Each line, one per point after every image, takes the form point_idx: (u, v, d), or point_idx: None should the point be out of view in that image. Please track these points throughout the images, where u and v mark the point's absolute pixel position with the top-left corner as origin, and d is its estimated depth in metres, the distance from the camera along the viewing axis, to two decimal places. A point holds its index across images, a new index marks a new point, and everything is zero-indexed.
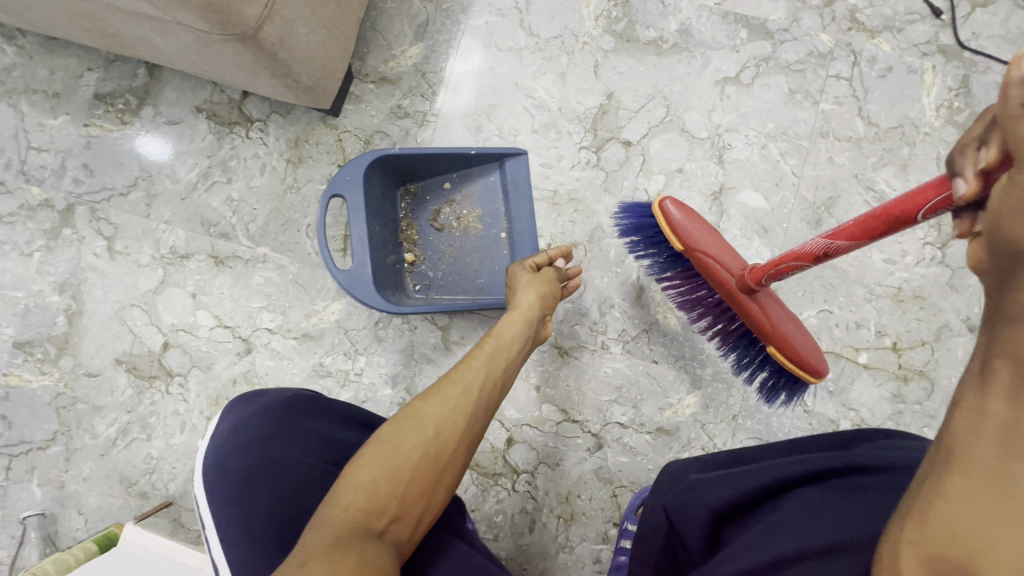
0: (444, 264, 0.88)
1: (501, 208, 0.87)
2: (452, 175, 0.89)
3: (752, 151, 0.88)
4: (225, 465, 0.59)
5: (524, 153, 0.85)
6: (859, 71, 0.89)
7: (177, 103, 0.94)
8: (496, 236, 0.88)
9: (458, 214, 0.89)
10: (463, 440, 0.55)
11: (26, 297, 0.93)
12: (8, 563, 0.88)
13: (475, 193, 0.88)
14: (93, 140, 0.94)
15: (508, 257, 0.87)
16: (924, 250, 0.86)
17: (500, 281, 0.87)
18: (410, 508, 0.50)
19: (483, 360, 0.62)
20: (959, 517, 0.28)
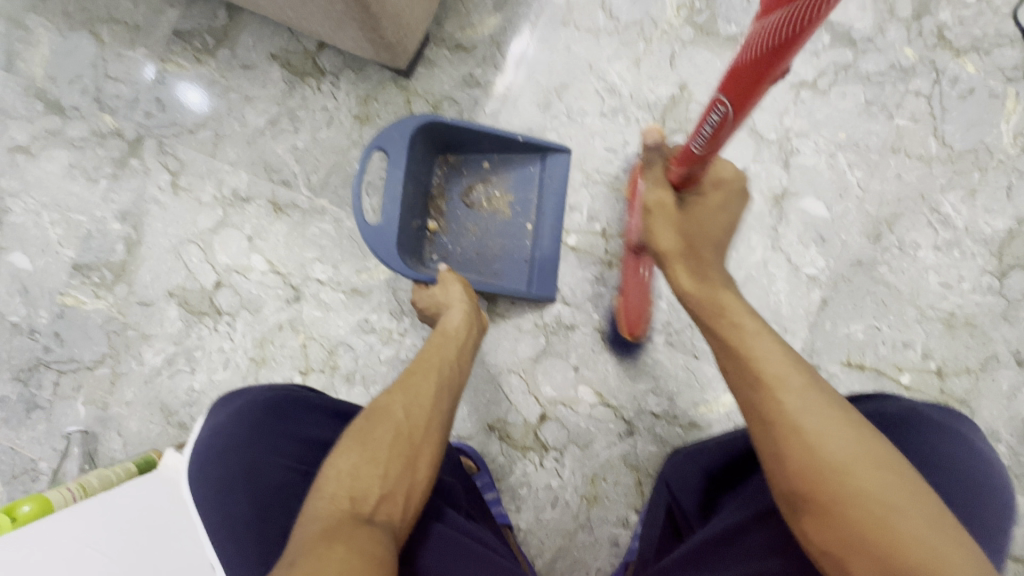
0: (466, 241, 0.88)
1: (534, 199, 0.88)
2: (493, 156, 0.89)
3: (819, 159, 0.88)
4: (205, 476, 0.56)
5: (568, 152, 0.87)
6: (940, 90, 0.87)
7: (253, 49, 0.95)
8: (522, 225, 0.88)
9: (491, 195, 0.89)
10: (433, 418, 0.57)
11: (88, 221, 0.95)
12: (49, 474, 0.92)
13: (512, 178, 0.89)
14: (167, 76, 0.96)
15: (529, 247, 0.88)
16: (982, 277, 0.85)
17: (516, 267, 0.88)
18: (396, 487, 0.50)
19: (432, 351, 0.66)
20: (770, 445, 0.45)
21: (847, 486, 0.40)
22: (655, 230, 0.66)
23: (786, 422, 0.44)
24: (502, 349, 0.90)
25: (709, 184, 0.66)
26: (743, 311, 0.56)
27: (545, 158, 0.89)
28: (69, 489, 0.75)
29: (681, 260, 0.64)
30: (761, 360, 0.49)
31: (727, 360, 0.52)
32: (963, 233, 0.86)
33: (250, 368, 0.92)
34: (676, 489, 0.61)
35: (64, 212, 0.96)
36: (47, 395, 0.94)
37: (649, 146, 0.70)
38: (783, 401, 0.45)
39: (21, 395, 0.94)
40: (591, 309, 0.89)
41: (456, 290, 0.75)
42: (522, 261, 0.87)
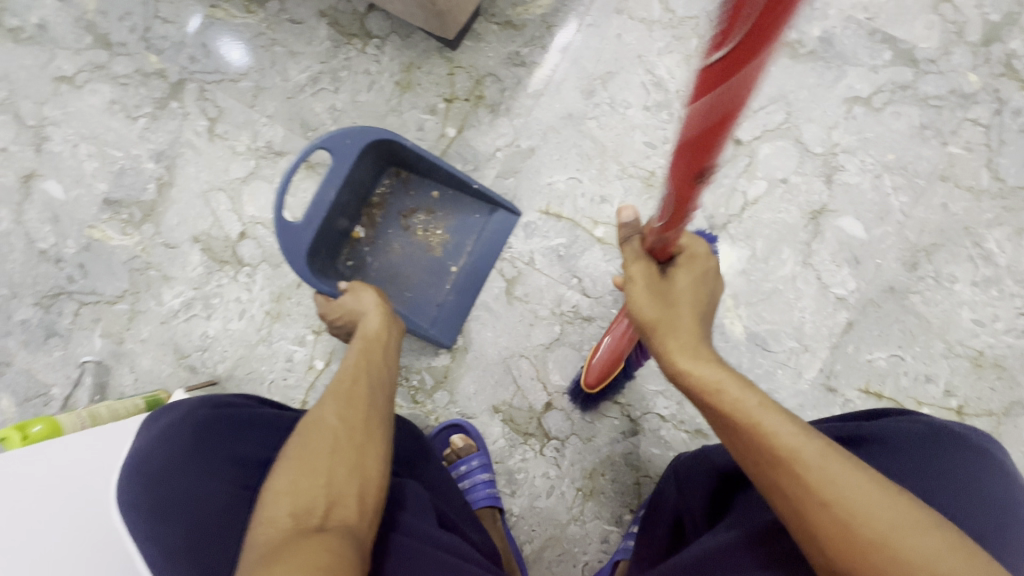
0: (385, 259, 0.88)
1: (468, 248, 0.88)
2: (444, 188, 0.88)
3: (864, 178, 0.85)
4: (132, 505, 0.51)
5: (516, 215, 0.87)
6: (999, 121, 0.84)
7: (303, 4, 0.95)
8: (447, 267, 0.88)
9: (427, 226, 0.88)
10: (371, 419, 0.55)
11: (124, 158, 0.96)
12: (60, 400, 0.94)
13: (455, 218, 0.88)
14: (215, 23, 0.96)
15: (444, 292, 0.88)
16: (1017, 319, 0.83)
17: (423, 304, 0.88)
18: (344, 492, 0.48)
19: (353, 359, 0.63)
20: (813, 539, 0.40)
21: (883, 556, 0.37)
22: (635, 298, 0.56)
23: (814, 497, 0.40)
24: (511, 337, 0.89)
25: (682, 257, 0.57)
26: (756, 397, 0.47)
27: (493, 213, 0.88)
28: (79, 416, 0.76)
29: (667, 328, 0.54)
30: (768, 433, 0.44)
31: (732, 437, 0.46)
32: (1004, 271, 0.83)
33: (264, 321, 0.93)
34: (686, 489, 0.60)
35: (101, 146, 0.97)
36: (66, 323, 0.96)
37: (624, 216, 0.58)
38: (804, 475, 0.41)
39: (41, 320, 0.96)
40: (609, 303, 0.88)
41: (368, 296, 0.72)
42: (431, 304, 0.87)
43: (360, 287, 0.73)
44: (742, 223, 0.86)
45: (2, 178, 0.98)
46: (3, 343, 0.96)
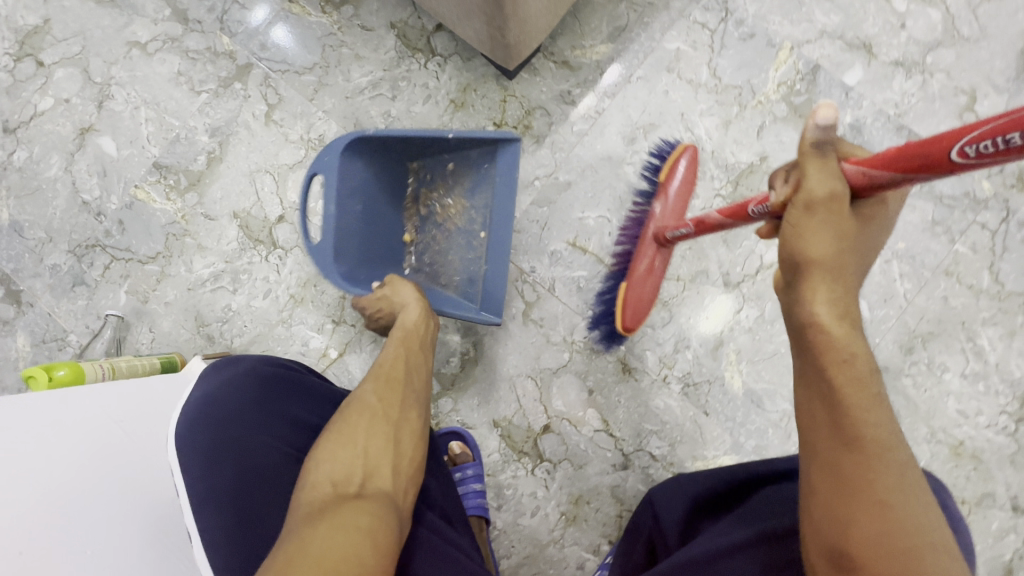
0: (431, 253, 0.92)
1: (485, 199, 0.86)
2: (451, 154, 0.88)
3: (874, 261, 0.90)
4: (191, 442, 0.59)
5: (515, 140, 0.79)
6: (1006, 229, 0.89)
7: (375, 13, 1.00)
8: (474, 233, 0.88)
9: (448, 203, 0.90)
10: (406, 403, 0.61)
11: (180, 127, 1.00)
12: (78, 347, 0.97)
13: (466, 180, 0.88)
14: (290, 17, 1.01)
15: (479, 261, 0.87)
16: (999, 416, 0.87)
17: (469, 282, 0.88)
18: (379, 464, 0.53)
19: (394, 344, 0.69)
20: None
21: None
22: (802, 234, 0.45)
23: (875, 493, 0.39)
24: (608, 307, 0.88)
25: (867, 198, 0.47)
26: (870, 362, 0.43)
27: (495, 152, 0.83)
28: (102, 367, 0.79)
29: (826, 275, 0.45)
30: (871, 420, 0.40)
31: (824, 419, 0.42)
32: (992, 369, 0.88)
33: (287, 303, 0.96)
34: (660, 515, 0.63)
35: (160, 113, 1.01)
36: (94, 275, 0.99)
37: (819, 125, 0.44)
38: (880, 472, 0.39)
39: (71, 268, 0.99)
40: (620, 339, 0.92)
41: (407, 291, 0.78)
42: (473, 277, 0.87)
43: (403, 285, 0.79)
44: (754, 284, 0.91)
45: (60, 127, 1.02)
46: (30, 284, 0.99)
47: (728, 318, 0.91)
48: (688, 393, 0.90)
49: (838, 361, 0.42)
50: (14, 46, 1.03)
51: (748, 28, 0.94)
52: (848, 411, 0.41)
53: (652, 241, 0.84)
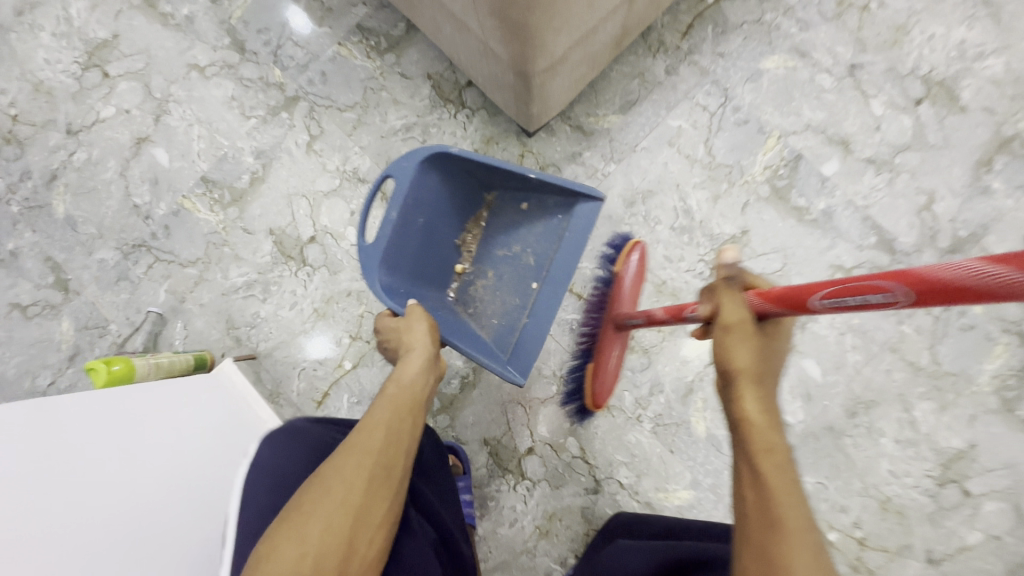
0: (481, 286, 1.03)
1: (551, 252, 0.96)
2: (531, 200, 1.00)
3: (830, 332, 1.03)
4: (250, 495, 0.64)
5: (597, 199, 0.90)
6: (947, 315, 1.02)
7: (415, 63, 1.11)
8: (531, 282, 0.98)
9: (516, 246, 1.01)
10: (376, 482, 0.62)
11: (228, 147, 1.11)
12: (118, 336, 1.08)
13: (539, 225, 0.99)
14: (338, 57, 1.12)
15: (526, 309, 0.97)
16: (924, 479, 1.00)
17: (511, 324, 0.98)
18: (330, 555, 0.56)
19: (385, 405, 0.70)
20: None
21: None
22: (731, 349, 0.57)
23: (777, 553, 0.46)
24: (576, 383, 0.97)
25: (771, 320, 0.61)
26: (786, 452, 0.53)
27: (572, 208, 0.94)
28: (149, 365, 0.89)
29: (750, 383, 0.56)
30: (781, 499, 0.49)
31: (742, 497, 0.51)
32: (923, 437, 1.00)
33: (310, 315, 1.07)
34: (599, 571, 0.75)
35: (212, 132, 1.12)
36: (138, 272, 1.10)
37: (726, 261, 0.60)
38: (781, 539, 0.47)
39: (118, 264, 1.10)
40: None
41: (417, 333, 0.81)
42: (518, 320, 0.97)
43: (417, 316, 0.82)
44: None
45: (119, 135, 1.12)
46: (79, 274, 1.10)
47: (699, 369, 1.03)
48: (658, 431, 1.02)
49: (762, 450, 0.52)
50: (85, 57, 1.14)
51: (743, 114, 1.06)
52: (766, 486, 0.50)
53: (612, 326, 0.93)
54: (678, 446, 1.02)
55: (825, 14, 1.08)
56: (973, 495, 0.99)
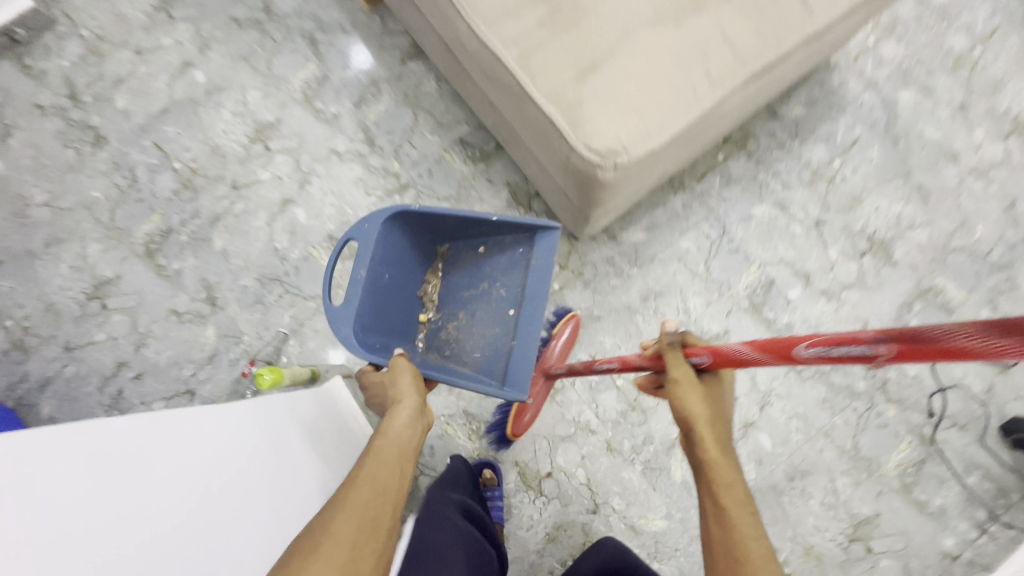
0: (457, 327, 1.36)
1: (517, 279, 1.30)
2: (485, 243, 1.36)
3: (782, 415, 1.38)
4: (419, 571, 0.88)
5: (553, 227, 1.23)
6: (868, 414, 1.37)
7: (499, 173, 1.50)
8: (505, 310, 1.31)
9: (476, 286, 1.36)
10: (370, 524, 0.79)
11: (352, 214, 1.48)
12: (251, 345, 1.43)
13: (502, 258, 1.33)
14: (442, 160, 1.50)
15: (506, 336, 1.29)
16: (839, 534, 1.33)
17: (497, 347, 1.30)
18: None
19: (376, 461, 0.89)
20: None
21: None
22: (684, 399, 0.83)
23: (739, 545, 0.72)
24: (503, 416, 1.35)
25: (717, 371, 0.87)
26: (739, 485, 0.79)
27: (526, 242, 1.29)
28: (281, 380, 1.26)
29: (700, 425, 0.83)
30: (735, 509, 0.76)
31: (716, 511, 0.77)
32: (841, 503, 1.34)
33: None
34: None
35: (341, 202, 1.49)
36: (271, 299, 1.45)
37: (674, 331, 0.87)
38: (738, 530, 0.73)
39: (256, 290, 1.46)
40: (609, 427, 1.38)
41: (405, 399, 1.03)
42: (503, 341, 1.29)
43: (403, 375, 1.08)
44: None
45: (271, 194, 1.50)
46: (226, 294, 1.46)
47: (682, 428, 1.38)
48: (646, 472, 1.36)
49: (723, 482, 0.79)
50: (254, 133, 1.52)
51: (735, 245, 1.44)
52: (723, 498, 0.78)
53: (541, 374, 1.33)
54: (659, 485, 1.36)
55: (803, 180, 1.47)
56: (873, 551, 1.32)
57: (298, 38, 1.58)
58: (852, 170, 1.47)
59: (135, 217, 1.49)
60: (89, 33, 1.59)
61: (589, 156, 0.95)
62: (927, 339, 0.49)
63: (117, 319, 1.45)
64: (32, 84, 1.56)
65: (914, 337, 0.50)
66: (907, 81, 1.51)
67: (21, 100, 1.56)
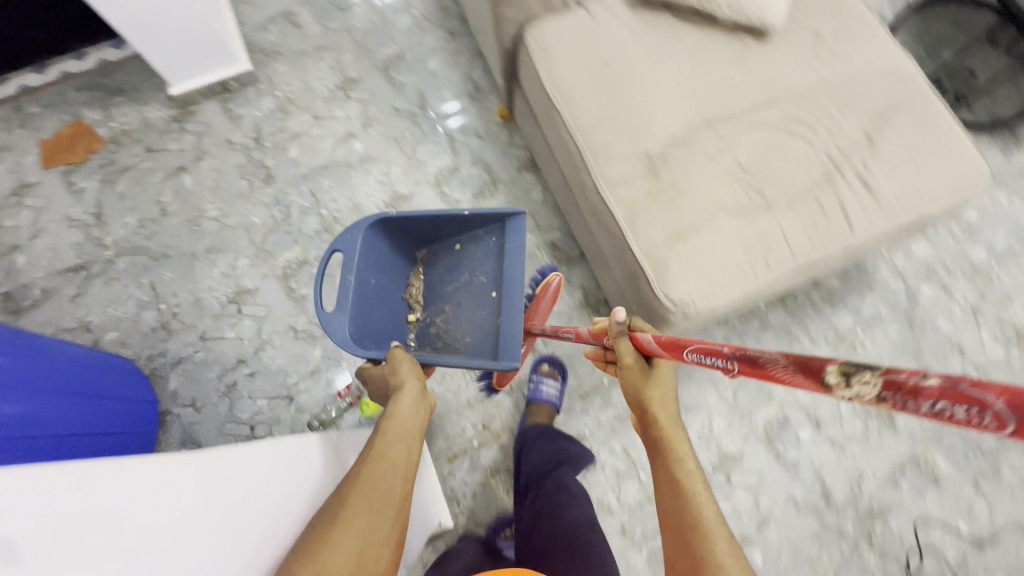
0: (447, 318, 1.68)
1: (491, 263, 1.64)
2: (460, 243, 1.71)
3: (775, 538, 1.59)
4: None
5: (522, 213, 1.59)
6: (851, 556, 1.57)
7: (577, 276, 1.82)
8: (487, 292, 1.64)
9: (456, 281, 1.69)
10: (385, 484, 1.01)
11: None
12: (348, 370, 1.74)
13: (478, 250, 1.68)
14: (534, 255, 1.83)
15: (493, 316, 1.62)
16: None
17: (486, 324, 1.63)
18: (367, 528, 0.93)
19: (390, 441, 1.10)
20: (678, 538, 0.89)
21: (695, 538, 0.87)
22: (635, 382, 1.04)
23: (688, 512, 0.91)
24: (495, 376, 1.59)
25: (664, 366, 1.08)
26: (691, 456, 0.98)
27: (500, 228, 1.64)
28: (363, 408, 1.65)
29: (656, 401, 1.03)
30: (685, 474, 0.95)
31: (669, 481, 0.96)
32: None
33: (463, 401, 1.70)
34: None
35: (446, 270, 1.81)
36: None
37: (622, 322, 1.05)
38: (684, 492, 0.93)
39: None
40: (626, 513, 1.61)
41: (410, 391, 1.25)
42: (491, 317, 1.61)
43: (404, 363, 1.34)
44: None
45: None
46: None
47: None
48: (649, 560, 1.58)
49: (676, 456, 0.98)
50: (390, 200, 1.89)
51: (761, 381, 1.71)
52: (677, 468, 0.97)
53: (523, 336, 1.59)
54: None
55: (828, 340, 1.74)
56: None
57: (441, 133, 1.97)
58: (871, 341, 1.74)
59: (281, 245, 1.85)
60: (282, 94, 2.01)
61: (665, 302, 1.26)
62: (757, 361, 0.73)
63: (247, 323, 1.77)
64: (229, 124, 1.98)
65: (751, 358, 0.74)
66: (929, 277, 1.80)
67: (218, 134, 1.97)
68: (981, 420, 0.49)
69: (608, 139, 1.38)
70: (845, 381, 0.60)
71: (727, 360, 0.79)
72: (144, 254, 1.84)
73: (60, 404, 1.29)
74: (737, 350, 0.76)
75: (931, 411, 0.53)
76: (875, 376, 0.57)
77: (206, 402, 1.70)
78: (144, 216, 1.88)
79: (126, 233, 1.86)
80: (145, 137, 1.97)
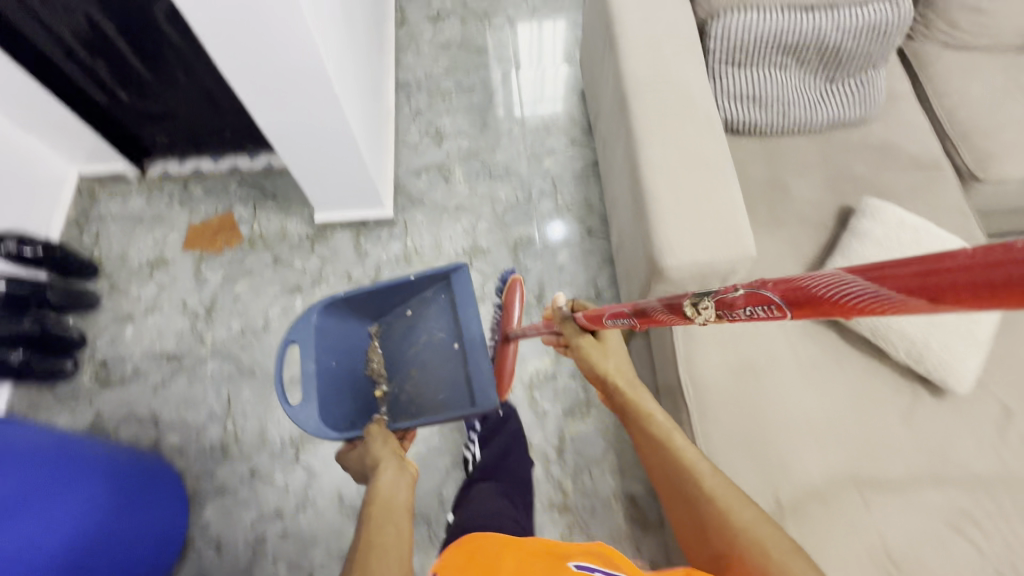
0: (414, 382, 1.67)
1: (447, 318, 1.68)
2: (411, 306, 1.72)
3: None
4: None
5: (465, 266, 1.63)
6: None
7: (647, 546, 1.63)
8: (447, 345, 1.66)
9: (417, 346, 1.70)
10: (398, 517, 1.12)
11: None
12: None
13: (431, 310, 1.70)
14: (606, 504, 1.67)
15: (463, 367, 1.64)
16: None
17: (456, 381, 1.63)
18: (398, 548, 1.03)
19: (389, 485, 1.23)
20: (675, 478, 1.13)
21: (682, 475, 1.12)
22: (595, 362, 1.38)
23: (671, 457, 1.16)
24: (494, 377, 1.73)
25: (606, 345, 1.38)
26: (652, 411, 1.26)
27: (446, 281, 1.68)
28: None
29: (611, 370, 1.35)
30: (662, 443, 1.20)
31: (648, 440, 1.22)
32: None
33: None
34: None
35: None
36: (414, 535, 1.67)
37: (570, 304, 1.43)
38: (660, 445, 1.19)
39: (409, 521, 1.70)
40: None
41: (384, 453, 1.34)
42: (462, 370, 1.63)
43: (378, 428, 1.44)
44: None
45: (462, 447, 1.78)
46: None
47: None
48: None
49: (642, 414, 1.26)
50: None
51: None
52: (645, 427, 1.23)
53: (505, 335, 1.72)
54: None
55: None
56: None
57: None
58: None
59: None
60: (411, 244, 2.06)
61: None
62: (647, 313, 0.98)
63: (298, 473, 1.71)
64: (354, 258, 2.04)
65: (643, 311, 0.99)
66: None
67: (341, 265, 2.03)
68: (772, 311, 0.66)
69: (735, 466, 1.23)
70: (696, 310, 0.81)
71: (631, 318, 1.07)
72: (233, 364, 1.87)
73: (81, 526, 1.18)
74: (635, 309, 1.03)
75: (746, 315, 0.72)
76: (711, 304, 0.76)
77: (231, 547, 1.64)
78: (248, 324, 1.93)
79: (226, 336, 1.91)
80: (277, 247, 2.06)
